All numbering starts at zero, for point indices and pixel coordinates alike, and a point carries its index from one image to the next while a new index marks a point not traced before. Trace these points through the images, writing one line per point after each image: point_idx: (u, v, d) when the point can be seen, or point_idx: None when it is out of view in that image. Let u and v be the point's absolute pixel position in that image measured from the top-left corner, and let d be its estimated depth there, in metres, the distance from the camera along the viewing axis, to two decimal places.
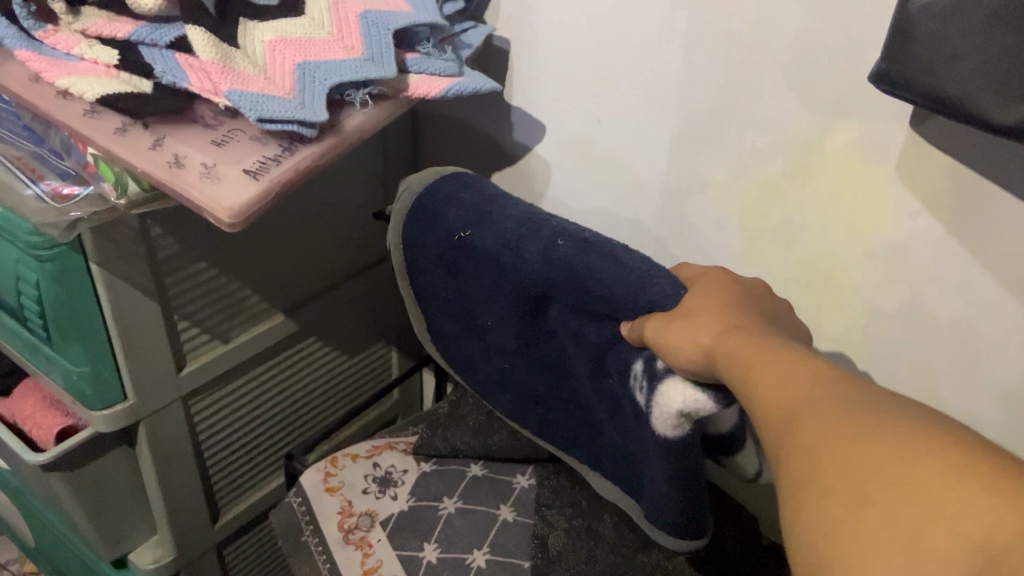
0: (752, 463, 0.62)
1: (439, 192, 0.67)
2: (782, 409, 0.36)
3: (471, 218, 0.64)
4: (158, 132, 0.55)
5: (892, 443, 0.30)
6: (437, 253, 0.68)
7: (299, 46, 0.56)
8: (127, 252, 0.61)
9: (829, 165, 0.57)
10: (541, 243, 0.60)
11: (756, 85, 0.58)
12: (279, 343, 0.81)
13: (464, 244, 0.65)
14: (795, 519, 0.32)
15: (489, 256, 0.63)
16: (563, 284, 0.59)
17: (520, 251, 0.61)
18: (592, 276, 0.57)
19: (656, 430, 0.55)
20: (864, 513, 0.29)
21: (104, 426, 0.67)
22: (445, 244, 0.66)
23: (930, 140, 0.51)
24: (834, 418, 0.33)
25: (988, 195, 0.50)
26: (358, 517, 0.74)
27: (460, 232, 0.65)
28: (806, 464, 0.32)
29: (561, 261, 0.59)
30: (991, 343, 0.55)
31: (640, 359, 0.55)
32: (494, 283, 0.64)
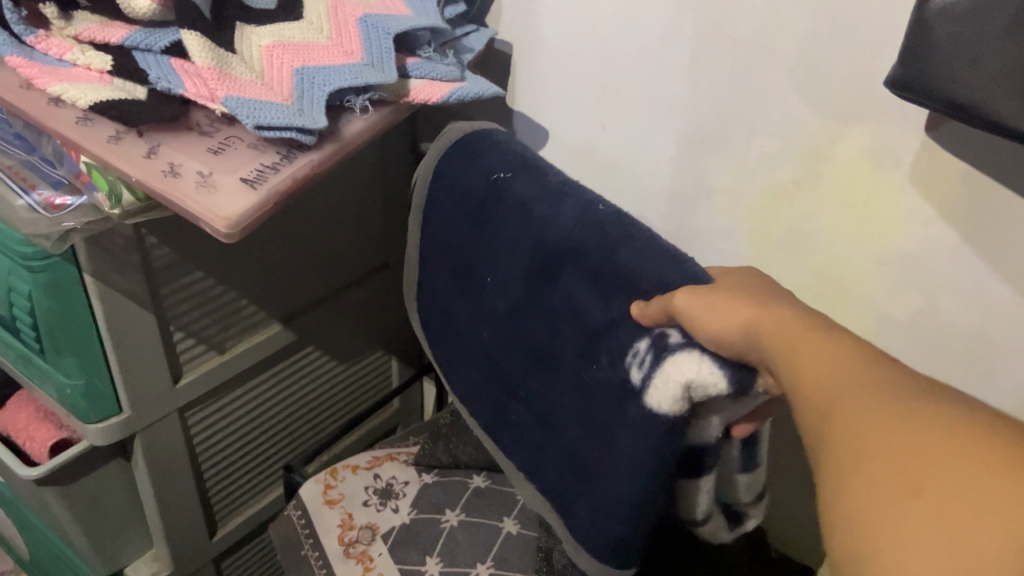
0: (704, 508, 0.58)
1: (488, 140, 0.65)
2: (815, 409, 0.35)
3: (514, 163, 0.63)
4: (153, 141, 0.54)
5: (930, 451, 0.29)
6: (464, 192, 0.65)
7: (298, 51, 0.55)
8: (122, 263, 0.59)
9: (842, 171, 0.56)
10: (585, 203, 0.58)
11: (766, 90, 0.56)
12: (277, 353, 0.80)
13: (499, 185, 0.63)
14: (833, 514, 0.30)
15: (520, 206, 0.61)
16: (591, 250, 0.56)
17: (559, 204, 0.59)
18: (626, 244, 0.54)
19: (652, 409, 0.51)
20: (911, 507, 0.27)
21: (98, 438, 0.66)
22: (476, 186, 0.64)
23: (944, 145, 0.50)
24: (874, 414, 0.31)
25: (1004, 202, 0.49)
26: (359, 530, 0.73)
27: (497, 174, 0.63)
28: (851, 453, 0.31)
29: (600, 223, 0.57)
30: (1006, 353, 0.53)
31: (646, 336, 0.51)
32: (512, 238, 0.61)
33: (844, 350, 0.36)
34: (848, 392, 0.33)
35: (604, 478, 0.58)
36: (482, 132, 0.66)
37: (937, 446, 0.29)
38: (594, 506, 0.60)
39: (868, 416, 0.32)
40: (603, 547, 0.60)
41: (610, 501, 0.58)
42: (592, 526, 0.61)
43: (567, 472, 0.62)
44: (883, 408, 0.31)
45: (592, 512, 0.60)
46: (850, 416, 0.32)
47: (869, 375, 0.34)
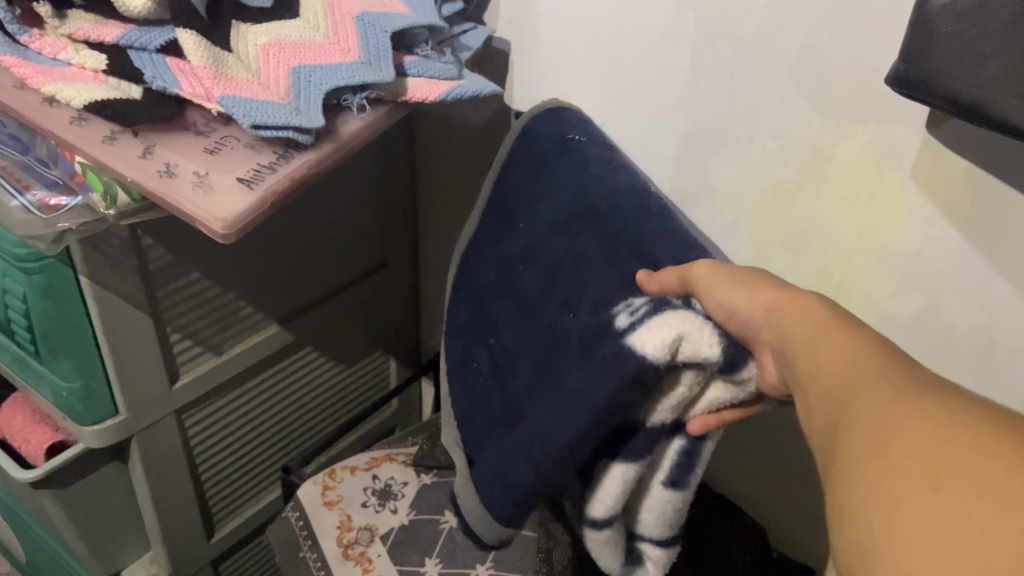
0: (606, 502, 0.52)
1: (575, 111, 0.63)
2: (834, 405, 0.34)
3: (591, 132, 0.61)
4: (149, 141, 0.53)
5: (944, 450, 0.28)
6: (530, 151, 0.63)
7: (294, 50, 0.55)
8: (118, 264, 0.59)
9: (845, 170, 0.55)
10: (638, 177, 0.57)
11: (767, 88, 0.56)
12: (275, 355, 0.80)
13: (566, 146, 0.60)
14: (848, 503, 0.30)
15: (581, 163, 0.59)
16: (625, 214, 0.54)
17: (619, 170, 0.57)
18: (655, 218, 0.53)
19: (629, 345, 0.46)
20: (933, 498, 0.27)
21: (95, 441, 0.65)
22: (545, 143, 0.62)
23: (947, 143, 0.50)
24: (896, 410, 0.31)
25: (1007, 201, 0.49)
26: (358, 531, 0.72)
27: (572, 135, 0.61)
28: (871, 446, 0.30)
29: (644, 196, 0.55)
30: (1008, 353, 0.53)
31: (646, 292, 0.49)
32: (555, 189, 0.60)
33: (854, 350, 0.36)
34: (865, 391, 0.33)
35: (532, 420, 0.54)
36: (570, 105, 0.64)
37: (959, 444, 0.28)
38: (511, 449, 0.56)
39: (889, 412, 0.31)
40: (507, 494, 0.56)
41: (529, 444, 0.54)
42: (499, 469, 0.57)
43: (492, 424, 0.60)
44: (911, 405, 0.31)
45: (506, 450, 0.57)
46: (866, 415, 0.32)
47: (881, 376, 0.33)
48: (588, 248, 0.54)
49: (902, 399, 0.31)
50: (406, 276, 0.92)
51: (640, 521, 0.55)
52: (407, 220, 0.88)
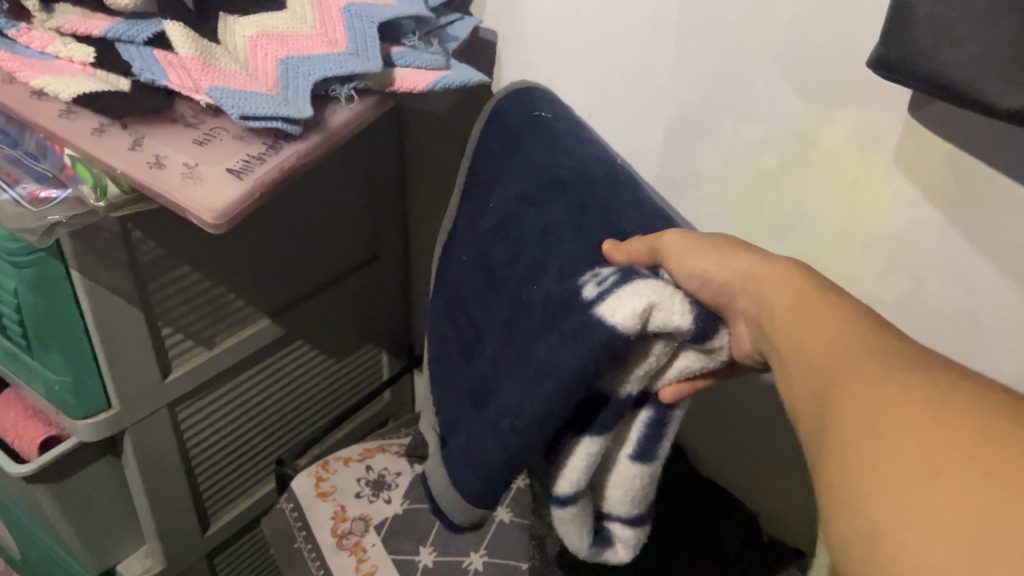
0: (573, 478, 0.51)
1: (539, 90, 0.63)
2: (827, 381, 0.34)
3: (557, 108, 0.62)
4: (137, 132, 0.53)
5: (923, 427, 0.29)
6: (501, 132, 0.62)
7: (282, 41, 0.55)
8: (108, 258, 0.59)
9: (829, 155, 0.56)
10: (604, 153, 0.57)
11: (752, 74, 0.57)
12: (266, 348, 0.80)
13: (533, 122, 0.60)
14: (843, 490, 0.30)
15: (552, 139, 0.59)
16: (597, 186, 0.54)
17: (583, 145, 0.58)
18: (625, 190, 0.54)
19: (597, 314, 0.43)
20: (931, 484, 0.27)
21: (89, 435, 0.65)
22: (513, 124, 0.61)
23: (928, 126, 0.50)
24: (889, 390, 0.31)
25: (988, 183, 0.49)
26: (352, 521, 0.73)
27: (539, 113, 0.61)
28: (864, 428, 0.30)
29: (612, 169, 0.55)
30: (991, 332, 0.54)
31: (615, 265, 0.47)
32: (525, 164, 0.58)
33: (838, 324, 0.36)
34: (856, 367, 0.33)
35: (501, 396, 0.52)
36: (536, 86, 0.64)
37: (953, 423, 0.28)
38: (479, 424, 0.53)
39: (882, 395, 0.31)
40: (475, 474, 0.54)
41: (494, 421, 0.51)
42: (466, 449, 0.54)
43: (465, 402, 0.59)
44: (906, 382, 0.31)
45: (473, 428, 0.54)
46: (856, 390, 0.32)
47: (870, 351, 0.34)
48: (554, 218, 0.53)
49: (894, 374, 0.32)
50: (397, 269, 0.92)
51: (608, 498, 0.53)
52: (396, 212, 0.88)
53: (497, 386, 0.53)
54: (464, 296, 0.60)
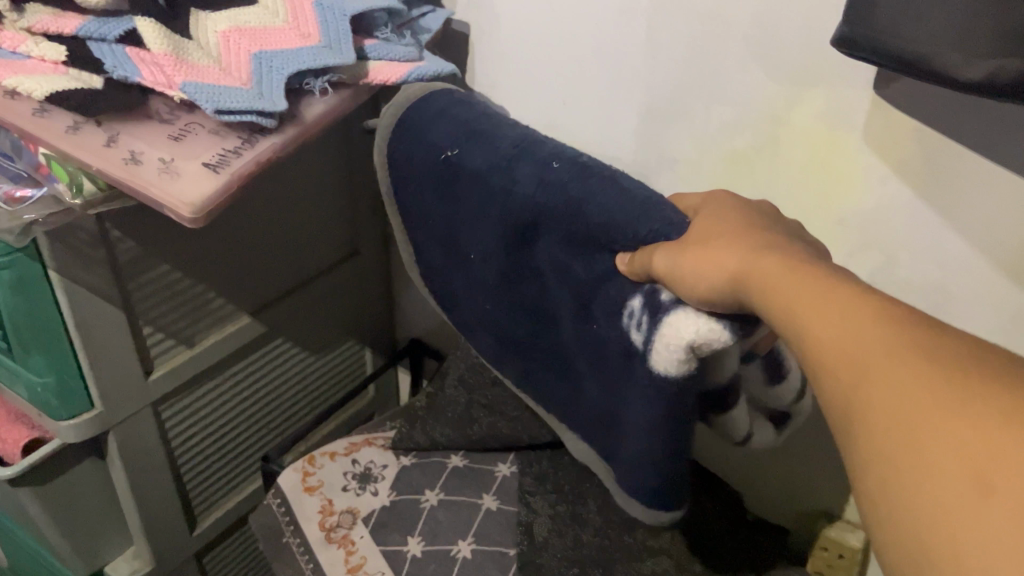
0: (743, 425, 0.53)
1: (423, 112, 0.57)
2: (843, 378, 0.32)
3: (458, 135, 0.55)
4: (112, 130, 0.54)
5: (890, 382, 0.30)
6: (423, 179, 0.58)
7: (254, 36, 0.55)
8: (86, 257, 0.59)
9: (800, 134, 0.57)
10: (536, 163, 0.51)
11: (722, 57, 0.57)
12: (248, 347, 0.80)
13: (451, 168, 0.55)
14: (894, 517, 0.28)
15: (480, 179, 0.54)
16: (560, 214, 0.50)
17: (509, 173, 0.52)
18: (588, 202, 0.48)
19: (655, 371, 0.47)
20: (989, 509, 0.25)
21: (73, 436, 0.65)
22: (429, 167, 0.57)
23: (894, 103, 0.51)
24: (921, 392, 0.28)
25: (955, 157, 0.51)
26: (340, 515, 0.73)
27: (448, 151, 0.55)
28: (903, 446, 0.28)
29: (554, 188, 0.49)
30: (961, 302, 0.55)
31: (639, 293, 0.47)
32: (478, 214, 0.55)
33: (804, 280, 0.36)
34: (832, 329, 0.33)
35: (624, 433, 0.54)
36: (423, 101, 0.57)
37: (997, 427, 0.26)
38: (624, 465, 0.56)
39: (917, 401, 0.28)
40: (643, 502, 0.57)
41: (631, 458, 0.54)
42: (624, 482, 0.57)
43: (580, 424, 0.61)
44: (940, 378, 0.28)
45: (618, 465, 0.57)
46: (837, 360, 0.32)
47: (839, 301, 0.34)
48: (556, 255, 0.52)
49: (909, 362, 0.29)
50: (377, 263, 0.92)
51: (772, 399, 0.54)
52: (375, 207, 0.88)
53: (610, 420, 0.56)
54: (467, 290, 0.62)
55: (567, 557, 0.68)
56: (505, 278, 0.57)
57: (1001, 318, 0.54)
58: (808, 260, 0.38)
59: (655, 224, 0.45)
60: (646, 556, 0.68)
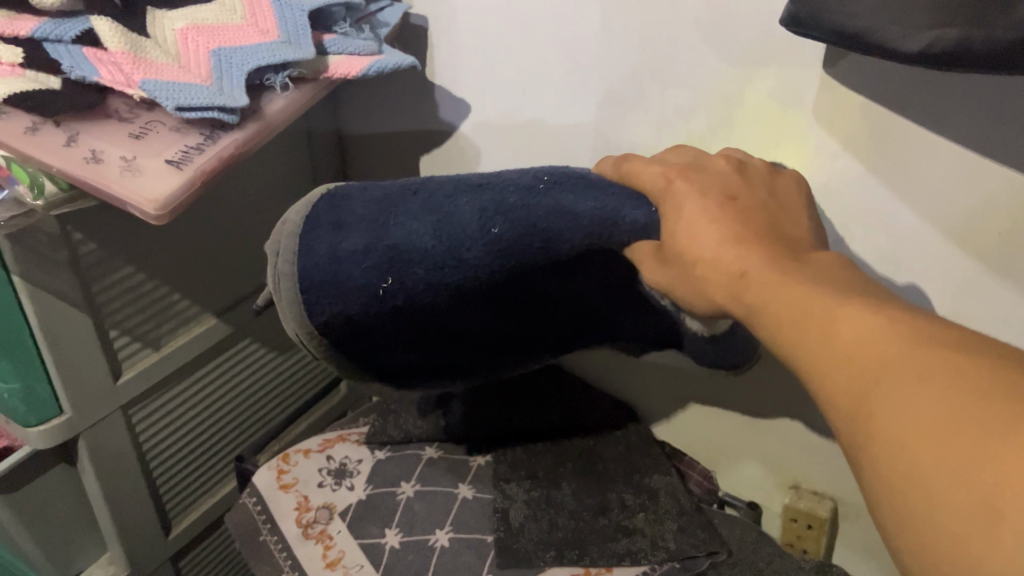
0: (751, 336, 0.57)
1: (318, 267, 0.47)
2: (844, 405, 0.30)
3: (380, 268, 0.47)
4: (72, 130, 0.54)
5: (852, 329, 0.31)
6: (370, 320, 0.50)
7: (212, 33, 0.56)
8: (49, 260, 0.59)
9: (753, 114, 0.58)
10: (476, 239, 0.46)
11: (672, 42, 0.59)
12: (215, 348, 0.80)
13: (397, 294, 0.49)
14: (916, 545, 0.26)
15: (434, 284, 0.48)
16: (528, 259, 0.47)
17: (463, 265, 0.47)
18: (554, 240, 0.46)
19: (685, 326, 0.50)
20: (1001, 532, 0.23)
21: (41, 443, 0.65)
22: (369, 308, 0.49)
23: (843, 81, 0.53)
24: (884, 346, 0.29)
25: (901, 130, 0.53)
26: (316, 511, 0.73)
27: (380, 287, 0.48)
28: (911, 471, 0.27)
29: (514, 246, 0.46)
30: (914, 274, 0.57)
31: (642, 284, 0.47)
32: (444, 298, 0.50)
33: (764, 262, 0.36)
34: (811, 324, 0.33)
35: (679, 334, 0.58)
36: (308, 246, 0.47)
37: (993, 434, 0.25)
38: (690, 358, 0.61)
39: (919, 406, 0.27)
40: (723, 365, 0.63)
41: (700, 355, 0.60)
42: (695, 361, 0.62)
43: (608, 338, 0.63)
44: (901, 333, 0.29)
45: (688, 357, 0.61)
46: (804, 329, 0.33)
47: (784, 266, 0.36)
48: (543, 277, 0.50)
49: (867, 322, 0.31)
50: None
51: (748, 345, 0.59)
52: None
53: (649, 329, 0.59)
54: (441, 362, 0.58)
55: (544, 542, 0.69)
56: (501, 316, 0.54)
57: (950, 289, 0.56)
58: (760, 229, 0.39)
59: (631, 229, 0.44)
60: (621, 536, 0.70)
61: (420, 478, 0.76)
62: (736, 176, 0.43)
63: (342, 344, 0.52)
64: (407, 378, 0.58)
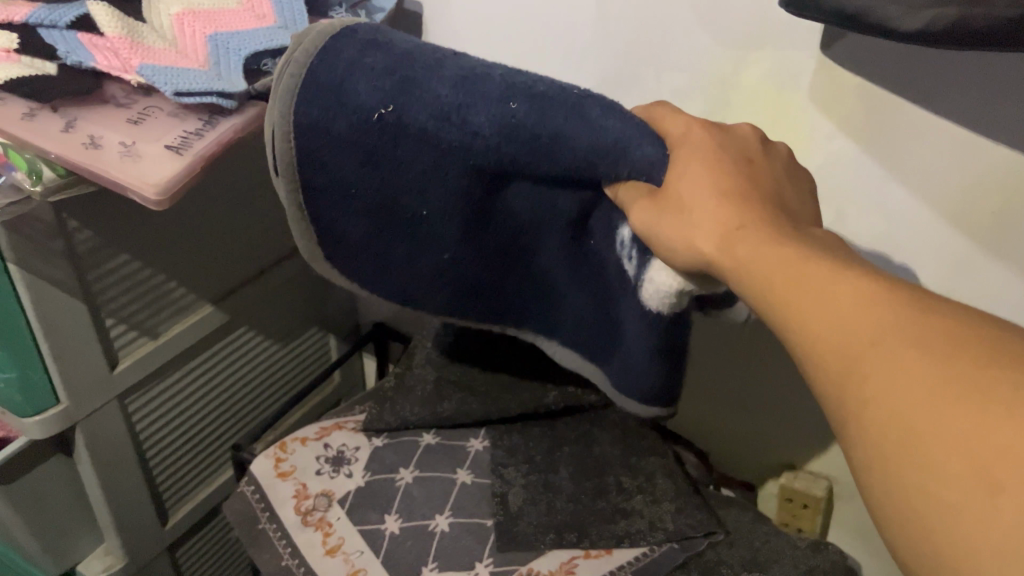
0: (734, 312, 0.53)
1: (331, 68, 0.41)
2: (835, 371, 0.30)
3: (387, 91, 0.41)
4: (69, 115, 0.53)
5: (851, 298, 0.31)
6: (350, 149, 0.42)
7: (208, 18, 0.56)
8: (45, 249, 0.58)
9: (749, 96, 0.59)
10: (491, 104, 0.40)
11: (668, 26, 0.59)
12: (213, 333, 0.79)
13: (384, 135, 0.42)
14: (898, 507, 0.27)
15: (427, 142, 0.42)
16: (529, 158, 0.42)
17: (464, 129, 0.41)
18: (563, 144, 0.41)
19: (648, 306, 0.47)
20: (992, 500, 0.24)
21: (38, 433, 0.64)
22: (353, 138, 0.42)
23: (839, 62, 0.54)
24: (878, 316, 0.30)
25: (896, 108, 0.53)
26: (315, 498, 0.73)
27: (377, 112, 0.41)
28: (904, 437, 0.27)
29: (521, 134, 0.41)
30: (908, 254, 0.58)
31: (627, 225, 0.46)
32: (424, 175, 0.43)
33: (766, 237, 0.37)
34: (809, 295, 0.33)
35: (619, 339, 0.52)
36: (332, 47, 0.41)
37: (977, 407, 0.25)
38: (616, 372, 0.54)
39: (907, 374, 0.28)
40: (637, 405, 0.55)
41: (625, 370, 0.53)
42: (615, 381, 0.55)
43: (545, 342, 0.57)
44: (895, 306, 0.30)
45: (616, 370, 0.54)
46: (802, 298, 0.33)
47: (778, 238, 0.36)
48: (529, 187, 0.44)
49: (862, 292, 0.31)
50: None
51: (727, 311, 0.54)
52: None
53: (596, 328, 0.54)
54: (386, 263, 0.48)
55: (543, 525, 0.70)
56: (476, 223, 0.47)
57: (944, 267, 0.57)
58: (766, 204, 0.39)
59: (637, 162, 0.41)
60: (619, 517, 0.70)
61: (417, 464, 0.76)
62: (751, 148, 0.43)
63: (314, 166, 0.43)
64: (341, 266, 0.47)
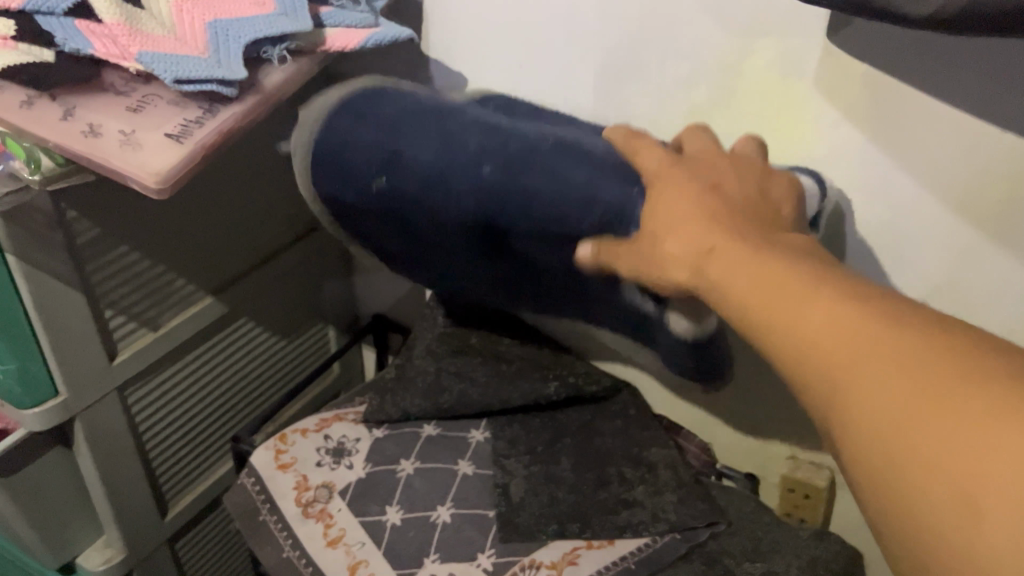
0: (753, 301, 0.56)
1: (334, 141, 0.51)
2: (822, 374, 0.29)
3: (380, 164, 0.49)
4: (68, 103, 0.53)
5: (840, 303, 0.30)
6: (366, 207, 0.52)
7: (207, 5, 0.55)
8: (43, 240, 0.58)
9: (753, 84, 0.58)
10: (466, 175, 0.47)
11: (672, 13, 0.59)
12: (213, 324, 0.79)
13: (385, 197, 0.50)
14: (893, 516, 0.26)
15: (420, 205, 0.50)
16: (509, 213, 0.48)
17: (449, 191, 0.48)
18: (534, 203, 0.47)
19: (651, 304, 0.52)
20: (985, 518, 0.23)
21: (37, 425, 0.64)
22: (365, 202, 0.52)
23: (845, 49, 0.53)
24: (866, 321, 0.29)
25: (902, 96, 0.53)
26: (316, 489, 0.73)
27: (375, 182, 0.50)
28: (900, 449, 0.26)
29: (498, 195, 0.47)
30: (912, 243, 0.58)
31: None
32: (430, 220, 0.51)
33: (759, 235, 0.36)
34: (794, 297, 0.31)
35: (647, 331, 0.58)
36: (332, 125, 0.51)
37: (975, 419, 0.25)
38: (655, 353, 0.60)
39: (902, 385, 0.27)
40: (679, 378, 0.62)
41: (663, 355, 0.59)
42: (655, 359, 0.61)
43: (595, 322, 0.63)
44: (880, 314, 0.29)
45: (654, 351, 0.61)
46: (782, 300, 0.32)
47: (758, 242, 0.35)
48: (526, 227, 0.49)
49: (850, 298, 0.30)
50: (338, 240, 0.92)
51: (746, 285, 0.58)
52: None
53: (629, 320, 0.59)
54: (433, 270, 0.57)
55: (545, 516, 0.69)
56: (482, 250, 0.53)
57: (949, 256, 0.57)
58: None
59: (606, 206, 0.46)
60: (621, 508, 0.70)
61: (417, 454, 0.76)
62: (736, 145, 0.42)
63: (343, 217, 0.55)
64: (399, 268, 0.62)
